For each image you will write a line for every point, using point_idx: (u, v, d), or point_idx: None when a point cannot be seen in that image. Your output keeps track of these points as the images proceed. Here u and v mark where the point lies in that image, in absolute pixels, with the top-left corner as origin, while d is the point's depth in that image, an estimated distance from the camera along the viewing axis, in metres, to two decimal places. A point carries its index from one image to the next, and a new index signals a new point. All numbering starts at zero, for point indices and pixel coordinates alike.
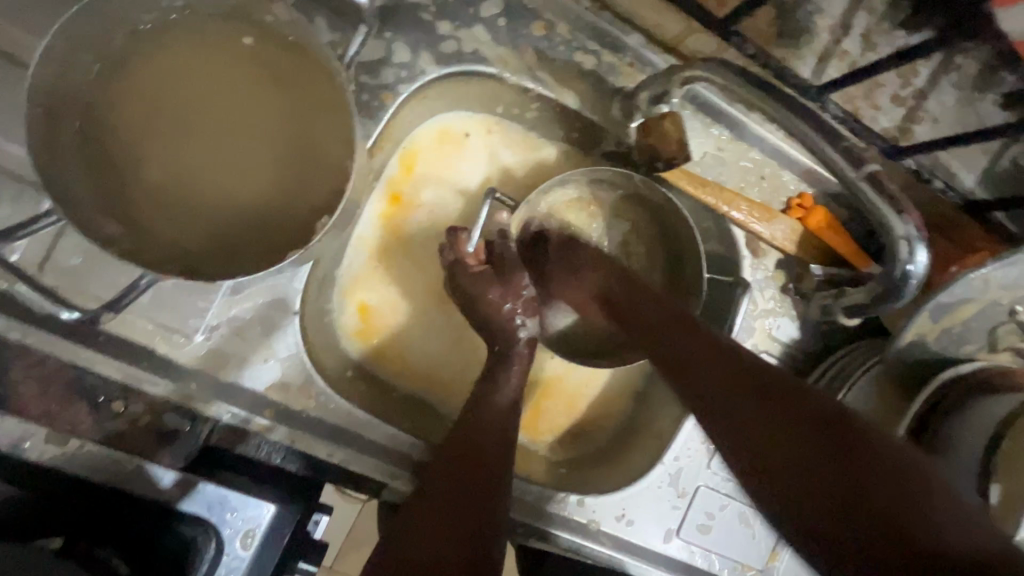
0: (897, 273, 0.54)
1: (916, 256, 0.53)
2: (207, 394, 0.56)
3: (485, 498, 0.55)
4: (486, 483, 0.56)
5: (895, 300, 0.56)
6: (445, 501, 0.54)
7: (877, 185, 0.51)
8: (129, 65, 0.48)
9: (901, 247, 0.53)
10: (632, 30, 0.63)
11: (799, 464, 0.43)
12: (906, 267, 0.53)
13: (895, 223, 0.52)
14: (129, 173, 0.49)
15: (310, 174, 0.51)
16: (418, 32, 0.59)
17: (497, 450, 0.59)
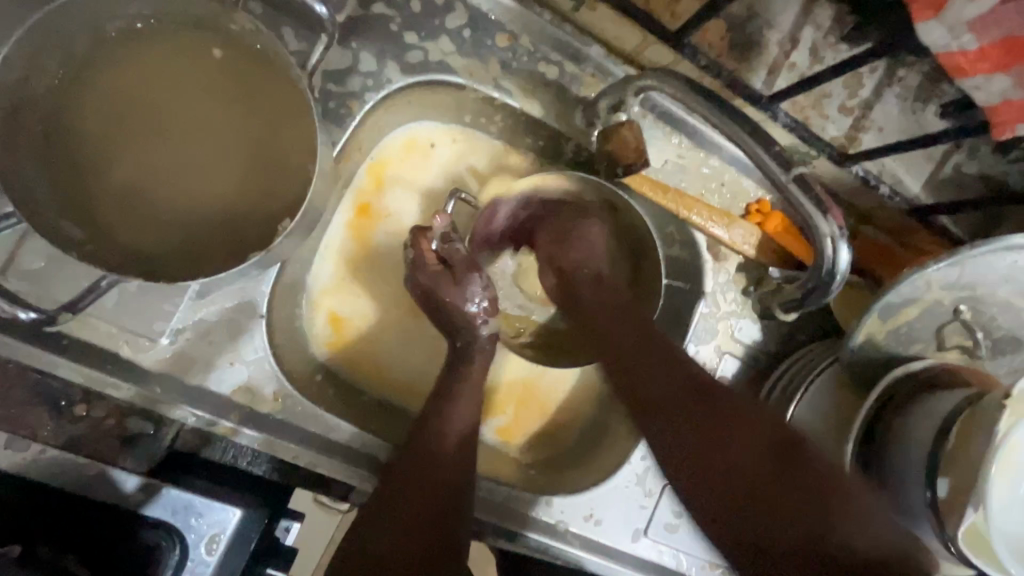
0: (823, 271, 0.56)
1: (840, 253, 0.55)
2: (172, 397, 0.56)
3: (447, 485, 0.58)
4: (447, 470, 0.59)
5: (825, 293, 0.59)
6: (412, 494, 0.57)
7: (804, 186, 0.54)
8: (93, 71, 0.49)
9: (826, 244, 0.54)
10: (593, 42, 0.66)
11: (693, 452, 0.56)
12: (834, 264, 0.55)
13: (820, 222, 0.54)
14: (91, 179, 0.49)
15: (274, 177, 0.52)
16: (383, 42, 0.61)
17: (458, 439, 0.61)
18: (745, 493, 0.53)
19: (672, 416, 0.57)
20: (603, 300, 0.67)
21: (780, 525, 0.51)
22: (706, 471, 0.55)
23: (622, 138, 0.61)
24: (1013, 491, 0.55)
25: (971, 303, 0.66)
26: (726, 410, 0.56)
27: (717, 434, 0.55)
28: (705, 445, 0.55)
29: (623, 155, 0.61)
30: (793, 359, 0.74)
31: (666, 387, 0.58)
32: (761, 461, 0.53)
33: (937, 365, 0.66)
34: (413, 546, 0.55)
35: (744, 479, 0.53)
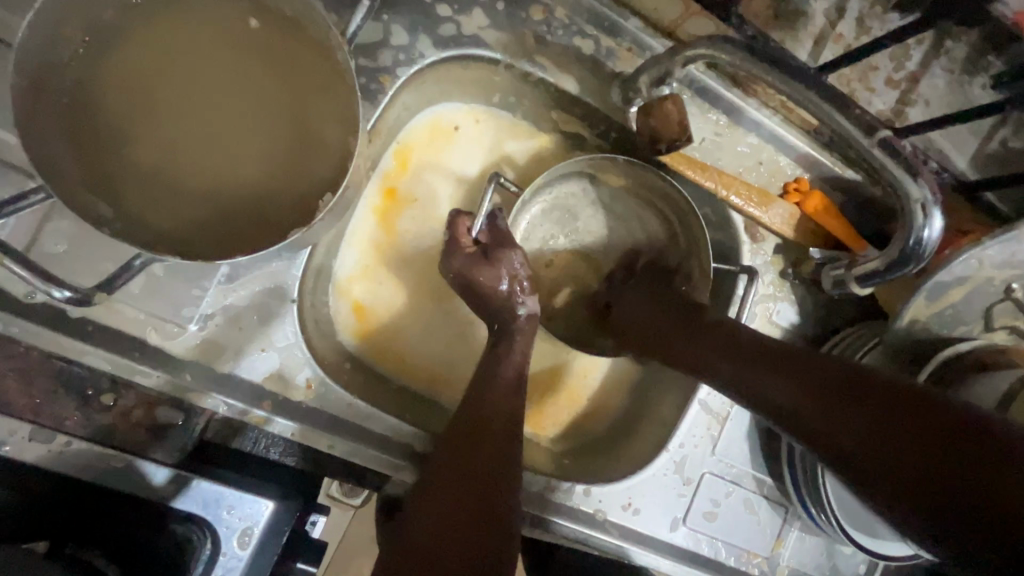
0: (913, 239, 0.55)
1: (932, 220, 0.54)
2: (201, 385, 0.54)
3: (492, 476, 0.55)
4: (494, 459, 0.56)
5: (913, 265, 0.57)
6: (456, 486, 0.54)
7: (888, 148, 0.53)
8: (122, 42, 0.47)
9: (917, 210, 0.54)
10: (631, 15, 0.64)
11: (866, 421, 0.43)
12: (923, 232, 0.54)
13: (910, 185, 0.53)
14: (119, 155, 0.47)
15: (309, 155, 0.50)
16: (416, 14, 0.59)
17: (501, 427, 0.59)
18: (916, 469, 0.39)
19: (777, 394, 0.50)
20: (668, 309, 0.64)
21: (951, 483, 0.37)
22: (842, 438, 0.44)
23: (666, 113, 0.59)
24: None
25: (1022, 281, 0.64)
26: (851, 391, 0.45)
27: (839, 410, 0.45)
28: (825, 412, 0.46)
29: (665, 130, 0.59)
30: (836, 338, 0.72)
31: (752, 372, 0.53)
32: (914, 427, 0.40)
33: (985, 346, 0.63)
34: (446, 536, 0.50)
35: (887, 451, 0.41)
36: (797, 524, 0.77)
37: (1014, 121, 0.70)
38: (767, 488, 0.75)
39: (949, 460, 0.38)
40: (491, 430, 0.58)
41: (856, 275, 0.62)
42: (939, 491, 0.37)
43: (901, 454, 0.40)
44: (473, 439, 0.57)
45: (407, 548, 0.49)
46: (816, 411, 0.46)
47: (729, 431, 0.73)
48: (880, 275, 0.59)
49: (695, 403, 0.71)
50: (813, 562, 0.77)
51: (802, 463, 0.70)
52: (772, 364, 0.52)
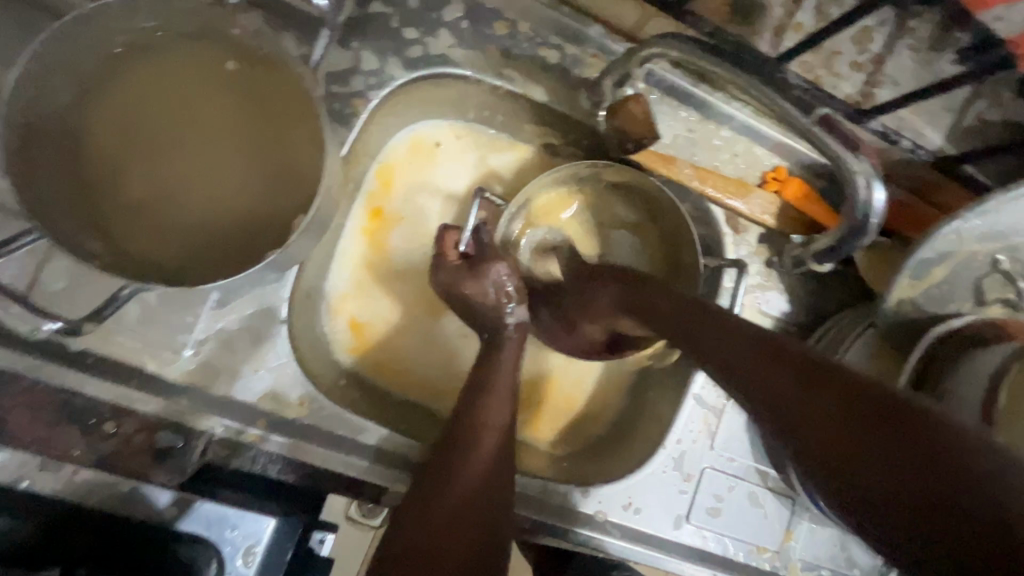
0: (859, 213, 0.57)
1: (874, 195, 0.56)
2: (196, 409, 0.56)
3: (488, 481, 0.57)
4: (489, 467, 0.58)
5: (861, 238, 0.58)
6: (452, 484, 0.56)
7: (827, 128, 0.55)
8: (105, 87, 0.50)
9: (858, 182, 0.56)
10: (592, 22, 0.65)
11: (777, 389, 0.43)
12: (869, 206, 0.56)
13: (849, 159, 0.55)
14: (108, 194, 0.50)
15: (287, 179, 0.52)
16: (384, 40, 0.61)
17: (496, 430, 0.60)
18: (840, 450, 0.37)
19: (707, 347, 0.51)
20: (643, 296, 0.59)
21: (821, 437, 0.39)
22: (810, 431, 0.39)
23: (632, 113, 0.61)
24: None
25: (1008, 252, 0.63)
26: (813, 372, 0.42)
27: (773, 375, 0.44)
28: (744, 370, 0.46)
29: (632, 129, 0.61)
30: (828, 324, 0.72)
31: (709, 342, 0.51)
32: (850, 410, 0.38)
33: (983, 319, 0.62)
34: (436, 544, 0.51)
35: (811, 430, 0.39)
36: (807, 516, 0.76)
37: (989, 94, 0.69)
38: (773, 480, 0.75)
39: (876, 446, 0.36)
40: (488, 439, 0.59)
41: (812, 254, 0.64)
42: (865, 485, 0.36)
43: (819, 424, 0.39)
44: (471, 446, 0.58)
45: (404, 541, 0.51)
46: (730, 357, 0.48)
47: (727, 424, 0.73)
48: (828, 253, 0.62)
49: (689, 398, 0.71)
50: (826, 554, 0.76)
51: None
52: (710, 333, 0.51)
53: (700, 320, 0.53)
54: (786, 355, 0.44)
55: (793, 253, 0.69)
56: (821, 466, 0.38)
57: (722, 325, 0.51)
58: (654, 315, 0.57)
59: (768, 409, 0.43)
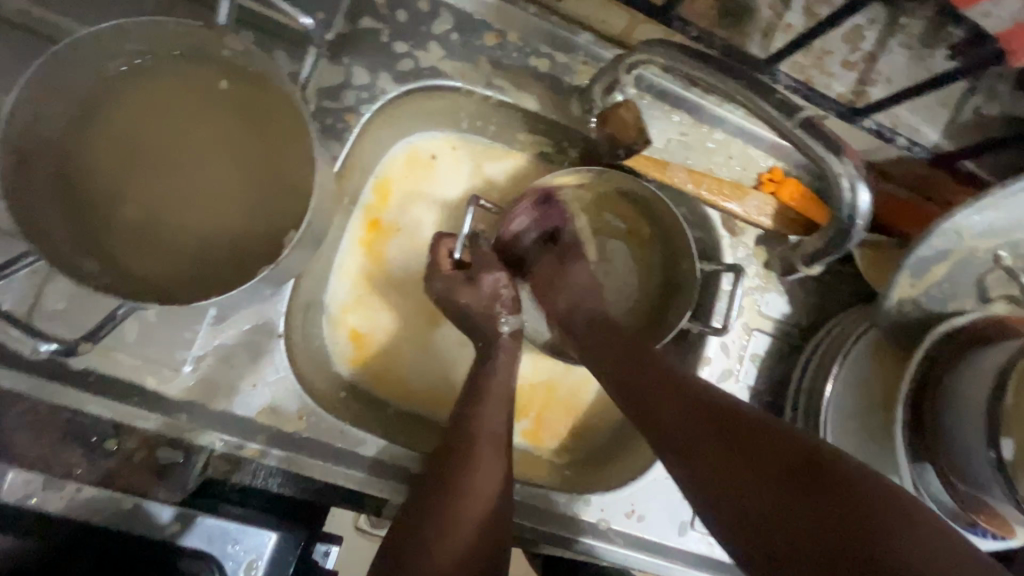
0: (847, 215, 0.56)
1: (859, 198, 0.55)
2: (198, 425, 0.56)
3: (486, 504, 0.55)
4: (486, 488, 0.56)
5: (849, 239, 0.59)
6: (453, 492, 0.55)
7: (812, 129, 0.53)
8: (101, 111, 0.51)
9: (843, 187, 0.55)
10: (581, 30, 0.66)
11: (705, 439, 0.50)
12: (854, 209, 0.56)
13: (833, 163, 0.53)
14: (105, 215, 0.51)
15: (280, 195, 0.53)
16: (375, 55, 0.62)
17: (495, 450, 0.59)
18: (761, 500, 0.45)
19: (640, 392, 0.56)
20: (608, 340, 0.63)
21: (749, 488, 0.46)
22: (760, 503, 0.45)
23: (622, 119, 0.61)
24: None
25: (1009, 249, 0.62)
26: (735, 427, 0.50)
27: (699, 430, 0.51)
28: (674, 422, 0.53)
29: (622, 135, 0.62)
30: (829, 327, 0.71)
31: (638, 390, 0.56)
32: (771, 466, 0.46)
33: (982, 317, 0.62)
34: (442, 539, 0.52)
35: (736, 482, 0.47)
36: None
37: (985, 88, 0.68)
38: None
39: (797, 500, 0.44)
40: (492, 440, 0.60)
41: (804, 257, 0.66)
42: (788, 532, 0.43)
43: (746, 477, 0.47)
44: (475, 445, 0.59)
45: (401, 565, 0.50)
46: (660, 407, 0.54)
47: None
48: (823, 254, 0.63)
49: None
50: None
51: None
52: (649, 379, 0.56)
53: (636, 367, 0.58)
54: (737, 431, 0.49)
55: (784, 255, 0.70)
56: (747, 515, 0.46)
57: (653, 374, 0.57)
58: (597, 355, 0.62)
59: (693, 459, 0.50)
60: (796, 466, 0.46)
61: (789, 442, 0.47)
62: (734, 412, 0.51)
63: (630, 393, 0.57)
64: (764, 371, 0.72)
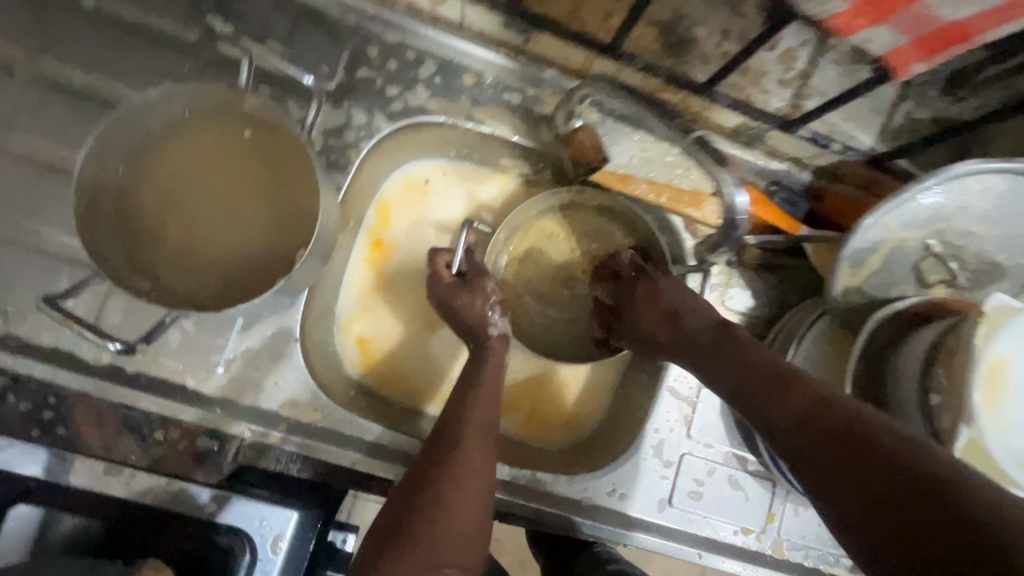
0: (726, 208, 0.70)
1: None
2: (228, 415, 0.66)
3: (469, 489, 0.63)
4: (472, 475, 0.64)
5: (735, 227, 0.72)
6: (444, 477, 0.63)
7: None
8: (147, 159, 0.62)
9: None
10: (548, 66, 0.76)
11: (803, 422, 0.54)
12: None
13: None
14: (153, 243, 0.62)
15: (293, 220, 0.63)
16: (371, 100, 0.74)
17: (484, 442, 0.67)
18: (851, 477, 0.48)
19: (745, 376, 0.61)
20: (691, 335, 0.69)
21: (847, 466, 0.48)
22: (845, 483, 0.48)
23: (582, 142, 0.75)
24: (1000, 413, 0.57)
25: (941, 237, 0.68)
26: (837, 415, 0.52)
27: (807, 415, 0.54)
28: (772, 406, 0.57)
29: (586, 155, 0.75)
30: (787, 316, 0.78)
31: (739, 371, 0.62)
32: (867, 451, 0.48)
33: (922, 301, 0.68)
34: (430, 515, 0.61)
35: (828, 465, 0.50)
36: (788, 498, 0.81)
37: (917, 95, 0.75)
38: (752, 464, 0.80)
39: (882, 482, 0.45)
40: (483, 434, 0.67)
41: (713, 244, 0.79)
42: (868, 511, 0.45)
43: (835, 457, 0.50)
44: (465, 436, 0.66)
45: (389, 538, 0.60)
46: (755, 391, 0.59)
47: (702, 412, 0.79)
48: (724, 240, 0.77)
49: (664, 391, 0.79)
50: (811, 532, 0.81)
51: None
52: (748, 366, 0.62)
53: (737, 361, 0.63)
54: (836, 420, 0.51)
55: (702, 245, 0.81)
56: (835, 492, 0.48)
57: (759, 364, 0.61)
58: (679, 349, 0.70)
59: (794, 441, 0.54)
60: (891, 453, 0.46)
61: (885, 434, 0.48)
62: (837, 404, 0.53)
63: (733, 377, 0.62)
64: None
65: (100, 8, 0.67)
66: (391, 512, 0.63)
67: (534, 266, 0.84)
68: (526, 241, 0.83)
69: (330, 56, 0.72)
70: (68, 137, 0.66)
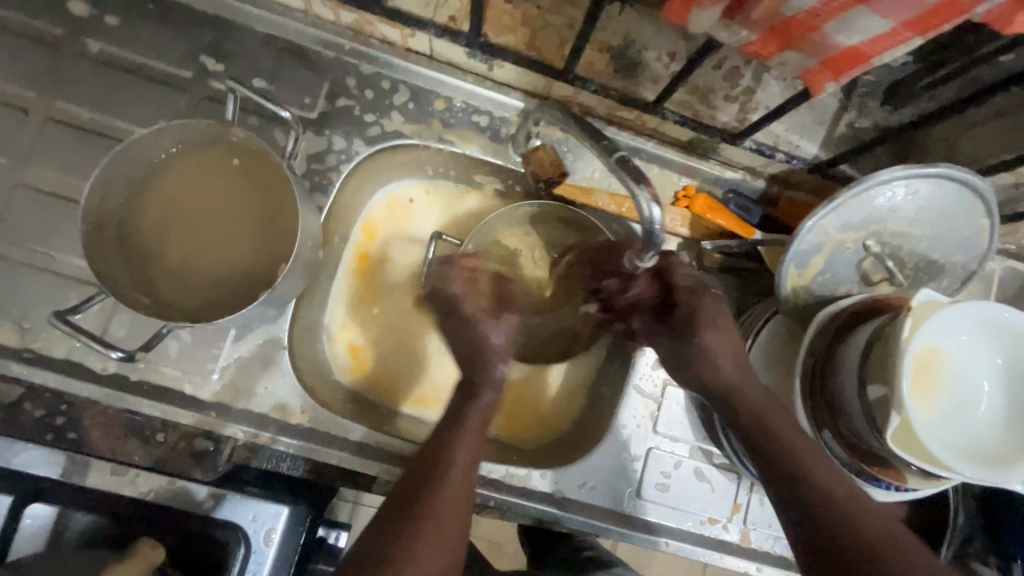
0: (646, 223, 0.62)
1: (654, 213, 0.61)
2: (222, 418, 0.73)
3: (448, 523, 0.63)
4: (450, 508, 0.63)
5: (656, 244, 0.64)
6: (417, 507, 0.63)
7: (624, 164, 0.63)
8: (147, 187, 0.70)
9: (642, 204, 0.61)
10: (513, 91, 0.82)
11: (830, 508, 0.61)
12: (651, 223, 0.62)
13: (635, 188, 0.61)
14: (154, 262, 0.70)
15: (278, 238, 0.70)
16: (350, 127, 0.80)
17: (463, 474, 0.66)
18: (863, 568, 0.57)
19: (778, 438, 0.66)
20: (737, 376, 0.71)
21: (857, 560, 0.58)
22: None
23: (541, 158, 0.82)
24: (931, 401, 0.64)
25: (879, 237, 0.72)
26: (853, 511, 0.60)
27: (825, 498, 0.61)
28: (799, 479, 0.63)
29: (544, 170, 0.81)
30: (744, 316, 0.83)
31: (777, 431, 0.66)
32: (882, 555, 0.57)
33: (866, 300, 0.72)
34: (399, 545, 0.60)
35: (842, 548, 0.59)
36: (754, 489, 0.85)
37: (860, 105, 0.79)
38: (717, 457, 0.84)
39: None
40: (462, 464, 0.67)
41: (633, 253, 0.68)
42: None
43: (854, 550, 0.58)
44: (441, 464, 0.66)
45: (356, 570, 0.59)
46: (785, 461, 0.64)
47: (668, 408, 0.84)
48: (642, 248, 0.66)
49: (630, 389, 0.84)
50: (776, 521, 0.84)
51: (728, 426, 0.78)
52: (786, 435, 0.66)
53: (766, 424, 0.67)
54: (857, 519, 0.60)
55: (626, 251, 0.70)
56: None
57: (783, 436, 0.66)
58: (717, 387, 0.71)
59: (814, 516, 0.61)
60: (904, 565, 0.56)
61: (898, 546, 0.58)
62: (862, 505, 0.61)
63: (763, 438, 0.66)
64: None
65: (106, 54, 0.75)
66: (371, 534, 0.62)
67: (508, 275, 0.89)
68: (499, 251, 0.88)
69: (312, 88, 0.79)
70: (76, 169, 0.73)
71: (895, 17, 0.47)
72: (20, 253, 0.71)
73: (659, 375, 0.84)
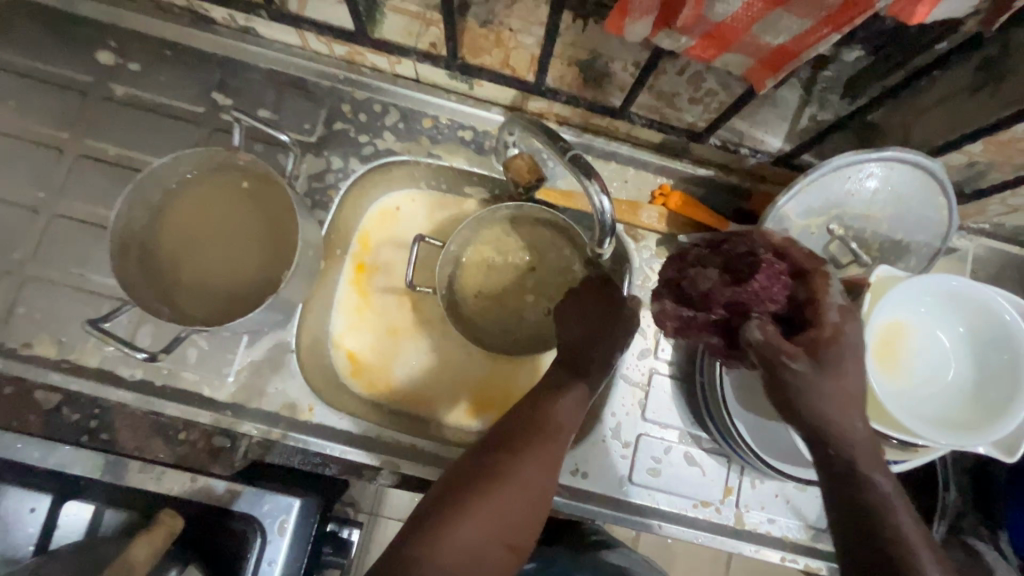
0: (598, 213, 0.68)
1: (604, 205, 0.68)
2: (236, 416, 0.80)
3: (527, 485, 0.67)
4: (532, 472, 0.67)
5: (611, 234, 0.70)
6: (505, 462, 0.67)
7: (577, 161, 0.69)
8: (164, 208, 0.78)
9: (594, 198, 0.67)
10: (492, 106, 0.89)
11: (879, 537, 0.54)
12: (603, 214, 0.68)
13: (585, 182, 0.67)
14: (172, 276, 0.77)
15: (282, 249, 0.78)
16: (347, 147, 0.88)
17: (551, 448, 0.70)
18: None
19: (857, 458, 0.58)
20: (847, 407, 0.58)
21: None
22: None
23: (519, 165, 0.83)
24: (896, 373, 0.67)
25: (841, 221, 0.77)
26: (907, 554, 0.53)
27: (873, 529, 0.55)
28: (851, 498, 0.57)
29: (522, 175, 0.83)
30: None
31: (859, 457, 0.58)
32: None
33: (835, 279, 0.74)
34: (484, 488, 0.65)
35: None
36: (745, 472, 0.87)
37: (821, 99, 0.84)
38: (706, 442, 0.87)
39: None
40: (550, 435, 0.70)
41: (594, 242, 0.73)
42: None
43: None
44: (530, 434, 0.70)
45: (447, 495, 0.65)
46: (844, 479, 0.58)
47: (655, 396, 0.88)
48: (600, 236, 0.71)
49: (618, 379, 0.88)
50: (768, 503, 0.87)
51: (712, 409, 0.82)
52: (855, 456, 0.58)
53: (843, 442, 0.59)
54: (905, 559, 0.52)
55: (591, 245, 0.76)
56: None
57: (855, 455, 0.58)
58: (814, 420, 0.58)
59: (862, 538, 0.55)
60: None
61: None
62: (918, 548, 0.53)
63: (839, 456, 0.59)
64: (677, 346, 0.89)
65: (130, 96, 0.85)
66: (457, 475, 0.67)
67: (494, 275, 0.91)
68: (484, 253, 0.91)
69: (311, 115, 0.87)
70: (105, 197, 0.82)
71: (811, 16, 0.51)
72: (59, 274, 0.80)
73: (645, 364, 0.88)
